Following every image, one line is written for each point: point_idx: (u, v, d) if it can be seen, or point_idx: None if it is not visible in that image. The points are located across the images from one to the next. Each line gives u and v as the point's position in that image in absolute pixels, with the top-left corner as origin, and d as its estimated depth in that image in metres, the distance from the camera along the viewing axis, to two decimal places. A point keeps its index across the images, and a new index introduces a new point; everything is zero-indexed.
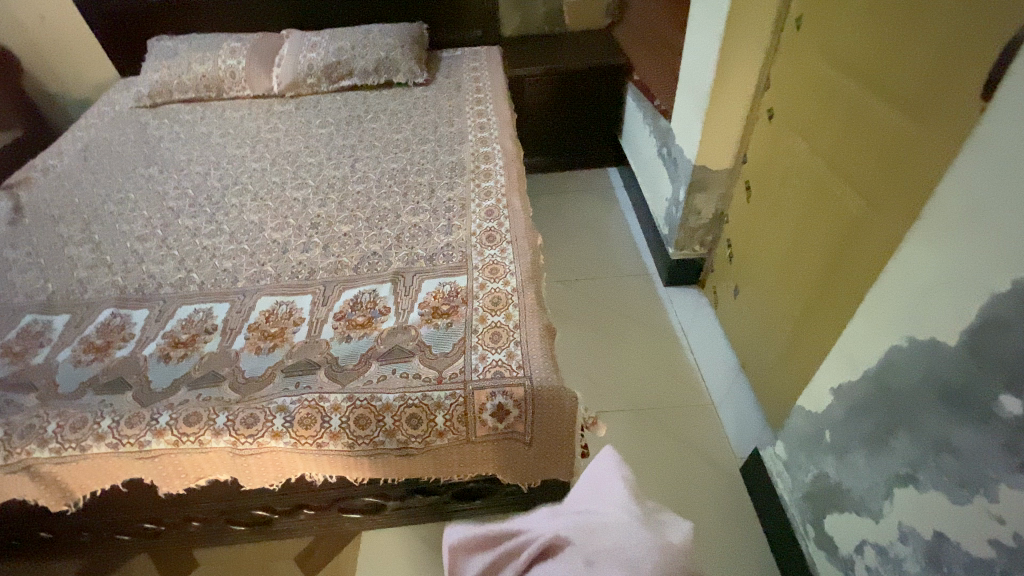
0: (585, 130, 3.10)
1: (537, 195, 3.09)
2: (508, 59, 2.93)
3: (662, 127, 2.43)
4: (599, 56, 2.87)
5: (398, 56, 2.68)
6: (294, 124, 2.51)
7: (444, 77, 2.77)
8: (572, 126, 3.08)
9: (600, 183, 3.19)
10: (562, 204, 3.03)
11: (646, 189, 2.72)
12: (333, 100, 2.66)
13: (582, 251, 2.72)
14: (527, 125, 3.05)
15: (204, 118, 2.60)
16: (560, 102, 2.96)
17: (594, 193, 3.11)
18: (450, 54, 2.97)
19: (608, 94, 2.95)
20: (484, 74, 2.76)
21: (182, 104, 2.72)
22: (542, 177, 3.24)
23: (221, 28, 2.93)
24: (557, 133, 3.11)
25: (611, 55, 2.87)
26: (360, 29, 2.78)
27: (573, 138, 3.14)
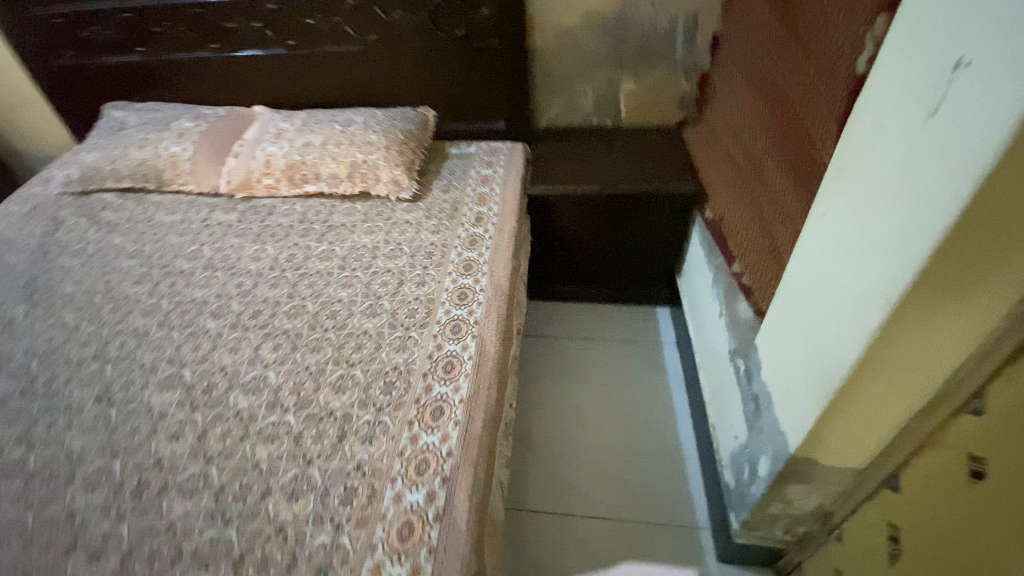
0: (632, 263, 2.28)
1: (554, 343, 2.32)
2: (535, 167, 2.18)
3: (744, 322, 1.56)
4: (661, 177, 2.05)
5: (379, 160, 1.99)
6: (224, 246, 1.86)
7: (441, 190, 2.04)
8: (614, 258, 2.27)
9: (647, 333, 2.33)
10: (587, 360, 2.24)
11: (705, 381, 1.86)
12: (290, 211, 2.00)
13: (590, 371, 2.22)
14: (553, 250, 2.28)
15: (129, 220, 2.02)
16: (599, 227, 2.16)
17: (635, 346, 2.28)
18: (460, 152, 2.25)
19: (667, 225, 2.12)
20: (495, 192, 2.01)
21: (117, 193, 2.16)
22: (569, 313, 2.44)
23: (184, 96, 2.35)
24: (592, 262, 2.31)
25: (678, 177, 2.05)
26: (341, 116, 2.12)
27: (614, 270, 2.32)
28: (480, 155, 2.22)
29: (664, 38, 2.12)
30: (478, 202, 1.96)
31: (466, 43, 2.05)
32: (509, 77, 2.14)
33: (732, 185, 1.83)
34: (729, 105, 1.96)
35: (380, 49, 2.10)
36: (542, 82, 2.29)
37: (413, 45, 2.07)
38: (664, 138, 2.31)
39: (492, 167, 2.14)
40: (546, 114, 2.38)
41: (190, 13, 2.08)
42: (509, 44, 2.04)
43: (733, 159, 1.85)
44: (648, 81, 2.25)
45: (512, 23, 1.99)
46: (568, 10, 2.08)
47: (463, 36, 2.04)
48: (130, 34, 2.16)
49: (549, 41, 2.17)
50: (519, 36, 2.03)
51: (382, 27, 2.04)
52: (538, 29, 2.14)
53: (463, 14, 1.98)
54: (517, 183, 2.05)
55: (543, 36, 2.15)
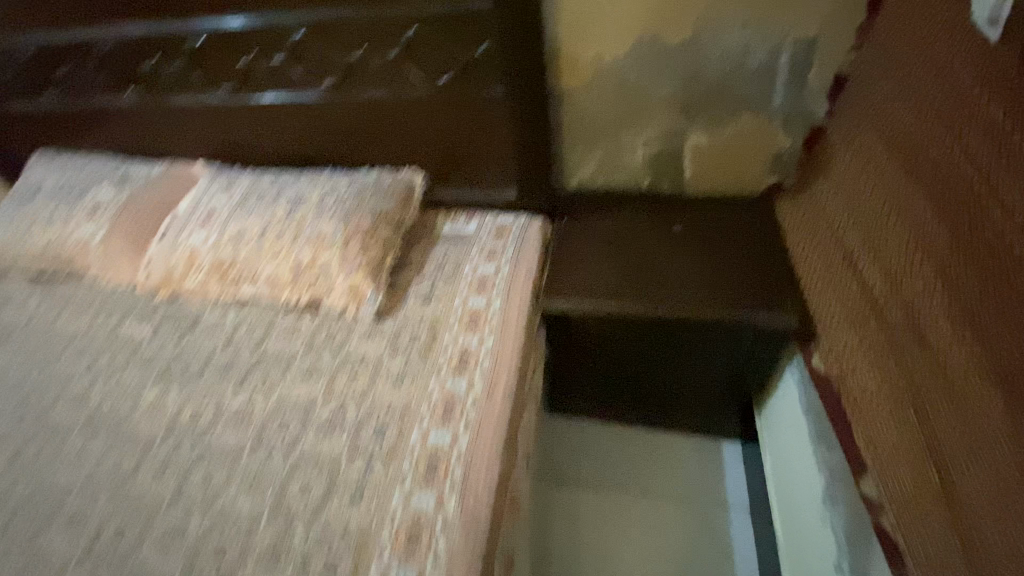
0: (687, 389, 1.65)
1: (577, 484, 1.75)
2: (559, 261, 1.55)
3: None
4: (744, 300, 1.40)
5: (330, 262, 1.43)
6: (119, 389, 1.37)
7: (419, 300, 1.45)
8: (663, 384, 1.64)
9: (711, 481, 1.73)
10: (622, 518, 1.67)
11: None
12: (216, 325, 1.47)
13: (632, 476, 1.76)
14: (580, 369, 1.67)
15: (24, 327, 1.57)
16: (644, 351, 1.53)
17: (690, 502, 1.69)
18: (454, 233, 1.65)
19: (751, 359, 1.50)
20: (494, 310, 1.40)
21: (22, 280, 1.70)
22: (603, 437, 1.86)
23: (114, 148, 1.85)
24: (632, 387, 1.68)
25: (769, 300, 1.39)
26: (294, 188, 1.56)
27: (661, 396, 1.69)
28: (483, 241, 1.62)
29: (755, 76, 1.43)
30: (466, 328, 1.36)
31: (459, 93, 1.42)
32: (522, 134, 1.51)
33: (865, 337, 1.16)
34: (858, 195, 1.26)
35: (342, 99, 1.51)
36: (572, 132, 1.64)
37: (387, 94, 1.47)
38: (746, 217, 1.62)
39: (494, 264, 1.53)
40: (578, 172, 1.74)
41: (103, 50, 1.58)
42: (523, 97, 1.41)
43: (867, 292, 1.18)
44: (726, 134, 1.57)
45: (525, 67, 1.34)
46: (612, 38, 1.41)
47: (454, 84, 1.41)
48: (38, 76, 1.69)
49: (583, 81, 1.51)
50: (537, 84, 1.39)
51: (341, 71, 1.44)
52: (566, 66, 1.48)
53: (453, 54, 1.36)
54: (529, 295, 1.44)
55: (574, 73, 1.50)
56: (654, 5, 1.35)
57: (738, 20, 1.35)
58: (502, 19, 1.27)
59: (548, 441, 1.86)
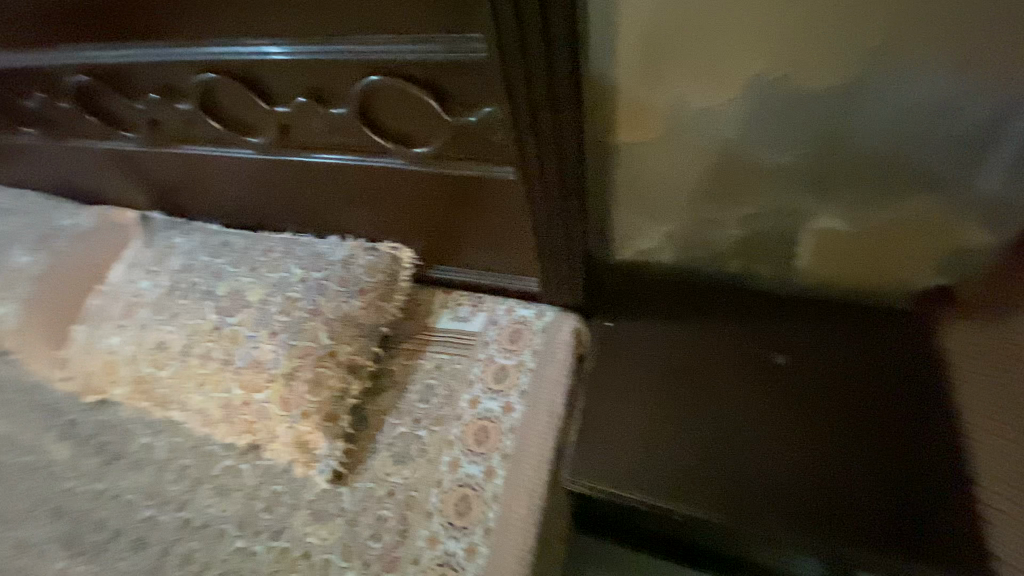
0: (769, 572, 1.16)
1: None
2: (594, 406, 1.05)
3: None
4: (890, 534, 0.87)
5: (268, 403, 1.02)
6: (26, 547, 1.06)
7: (390, 458, 1.04)
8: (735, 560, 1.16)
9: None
10: None
11: None
12: (143, 459, 1.14)
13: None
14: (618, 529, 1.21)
15: None
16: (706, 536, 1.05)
17: None
18: (451, 333, 1.19)
19: None
20: (492, 495, 0.97)
21: None
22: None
23: (45, 184, 1.47)
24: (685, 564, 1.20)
25: (937, 544, 0.86)
26: (233, 272, 1.14)
27: None
28: (489, 351, 1.15)
29: (943, 142, 0.86)
30: (450, 526, 0.94)
31: (449, 169, 0.89)
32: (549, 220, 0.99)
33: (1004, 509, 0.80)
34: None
35: (283, 164, 1.01)
36: (630, 198, 1.08)
37: (345, 163, 0.96)
38: (893, 354, 1.04)
39: (501, 399, 1.08)
40: (635, 244, 1.17)
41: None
42: (551, 183, 0.85)
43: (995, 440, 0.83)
44: (875, 222, 0.99)
45: (550, 146, 0.79)
46: (706, 76, 0.85)
47: (443, 157, 0.88)
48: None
49: (652, 134, 0.95)
50: (575, 168, 0.83)
51: (277, 131, 0.95)
52: (628, 112, 0.92)
53: (436, 116, 0.82)
54: (545, 468, 0.99)
55: (639, 125, 0.94)
56: (787, 26, 0.78)
57: (933, 57, 0.78)
58: (512, 68, 0.71)
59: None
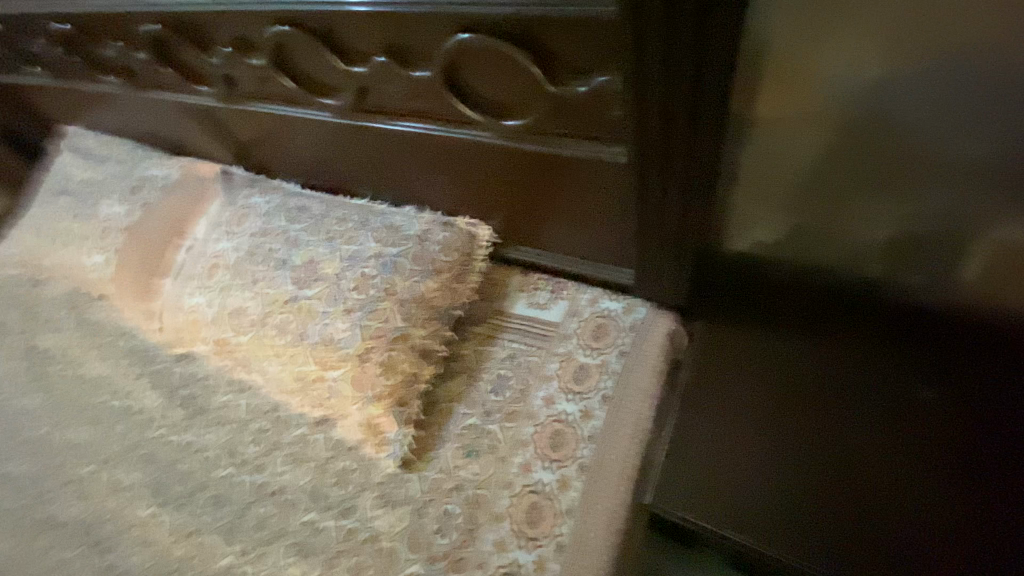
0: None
1: None
2: (685, 425, 0.93)
3: None
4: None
5: (341, 382, 0.99)
6: (121, 488, 1.15)
7: (459, 450, 0.99)
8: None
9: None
10: None
11: None
12: (224, 417, 1.17)
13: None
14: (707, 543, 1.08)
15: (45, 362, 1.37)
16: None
17: None
18: (527, 321, 1.10)
19: None
20: (566, 508, 0.89)
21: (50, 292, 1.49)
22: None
23: (135, 131, 1.48)
24: None
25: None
26: (307, 239, 1.09)
27: None
28: (569, 345, 1.05)
29: None
30: (520, 533, 0.89)
31: (545, 144, 0.78)
32: (654, 210, 0.85)
33: None
34: None
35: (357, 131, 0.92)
36: (757, 181, 0.90)
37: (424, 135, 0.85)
38: None
39: (580, 403, 0.98)
40: (753, 233, 0.98)
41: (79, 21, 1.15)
42: (671, 162, 0.73)
43: None
44: None
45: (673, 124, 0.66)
46: (890, 31, 0.67)
47: (541, 132, 0.77)
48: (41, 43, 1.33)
49: (799, 106, 0.78)
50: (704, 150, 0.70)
51: (354, 95, 0.85)
52: (775, 78, 0.75)
53: (540, 84, 0.70)
54: (625, 486, 0.90)
55: (784, 95, 0.77)
56: None
57: None
58: (653, 30, 0.58)
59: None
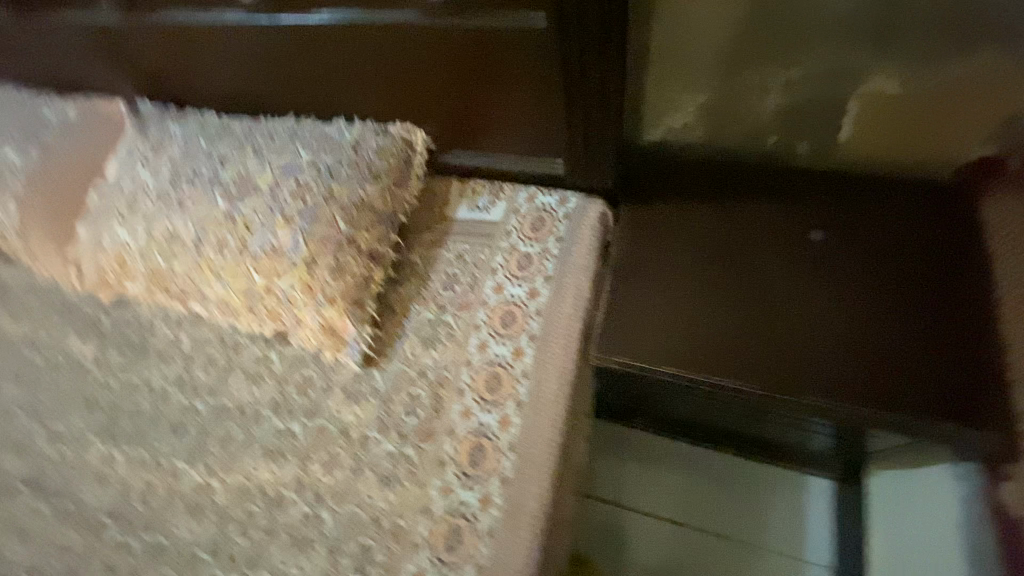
0: (802, 437, 1.20)
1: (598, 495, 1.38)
2: (619, 295, 1.04)
3: None
4: (920, 403, 0.90)
5: (292, 290, 1.00)
6: (62, 438, 1.10)
7: (417, 342, 1.04)
8: (758, 431, 1.24)
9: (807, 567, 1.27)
10: (646, 535, 1.33)
11: None
12: (168, 353, 1.14)
13: (719, 554, 1.30)
14: (643, 403, 1.26)
15: None
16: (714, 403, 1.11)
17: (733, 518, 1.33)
18: (470, 224, 1.15)
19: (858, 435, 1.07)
20: (522, 373, 0.98)
21: None
22: (676, 477, 1.38)
23: (18, 73, 1.35)
24: (689, 427, 1.34)
25: (966, 406, 0.89)
26: (235, 156, 1.08)
27: (723, 437, 1.34)
28: (511, 240, 1.12)
29: None
30: (482, 401, 0.97)
31: (483, 21, 0.92)
32: (574, 78, 0.94)
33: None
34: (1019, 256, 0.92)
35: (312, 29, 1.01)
36: (663, 65, 1.01)
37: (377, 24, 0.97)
38: (926, 224, 1.02)
39: (526, 286, 1.06)
40: (664, 120, 1.10)
41: None
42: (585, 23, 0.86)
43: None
44: (926, 84, 0.93)
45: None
46: None
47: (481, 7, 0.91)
48: None
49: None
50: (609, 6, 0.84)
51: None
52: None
53: None
54: (573, 348, 1.00)
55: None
56: None
57: None
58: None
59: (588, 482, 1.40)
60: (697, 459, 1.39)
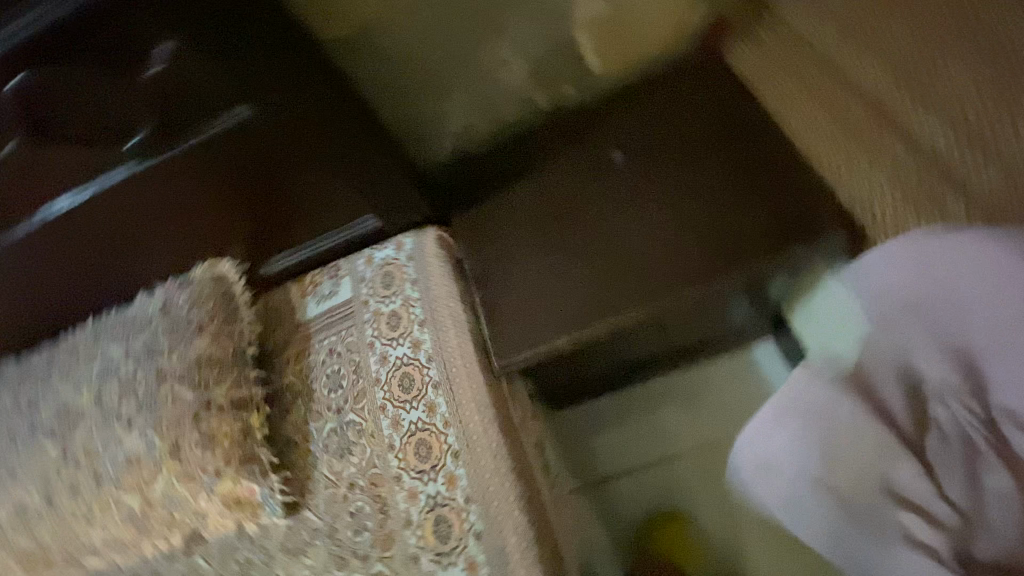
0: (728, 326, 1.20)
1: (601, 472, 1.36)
2: (492, 298, 1.03)
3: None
4: (777, 233, 0.92)
5: (175, 488, 0.90)
6: None
7: (333, 457, 0.97)
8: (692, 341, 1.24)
9: None
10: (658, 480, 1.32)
11: None
12: None
13: (720, 464, 1.30)
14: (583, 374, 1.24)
15: None
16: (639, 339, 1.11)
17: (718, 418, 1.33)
18: (325, 315, 1.08)
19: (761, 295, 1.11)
20: (443, 424, 0.94)
21: None
22: (651, 419, 1.36)
23: None
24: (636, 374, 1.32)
25: (813, 214, 0.91)
26: (46, 391, 0.97)
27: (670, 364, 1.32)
28: (370, 307, 1.06)
29: None
30: (421, 473, 0.91)
31: (197, 128, 0.81)
32: (310, 140, 0.87)
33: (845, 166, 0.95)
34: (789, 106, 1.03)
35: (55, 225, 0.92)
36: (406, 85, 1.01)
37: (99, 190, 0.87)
38: (702, 90, 1.07)
39: (407, 341, 1.02)
40: (446, 129, 1.12)
41: None
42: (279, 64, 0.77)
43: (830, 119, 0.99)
44: None
45: (239, 66, 0.75)
46: None
47: (181, 127, 0.81)
48: None
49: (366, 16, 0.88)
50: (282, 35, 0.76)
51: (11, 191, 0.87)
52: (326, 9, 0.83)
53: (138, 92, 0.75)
54: (477, 372, 0.97)
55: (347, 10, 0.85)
56: None
57: None
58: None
59: (585, 471, 1.37)
60: (663, 390, 1.38)
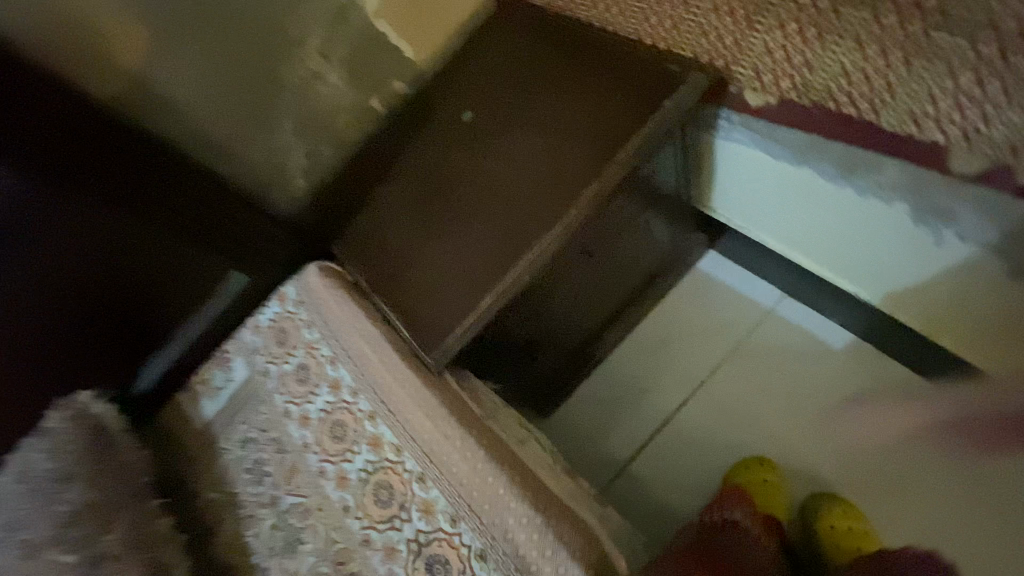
0: (660, 235, 1.10)
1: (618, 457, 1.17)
2: (396, 303, 0.89)
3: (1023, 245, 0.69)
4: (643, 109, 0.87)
5: None
6: None
7: (286, 558, 0.77)
8: (640, 271, 1.13)
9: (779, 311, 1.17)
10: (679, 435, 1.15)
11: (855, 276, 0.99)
12: None
13: (730, 388, 1.15)
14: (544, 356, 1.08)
15: None
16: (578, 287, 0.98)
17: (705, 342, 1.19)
18: (227, 406, 0.91)
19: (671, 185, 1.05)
20: (394, 453, 0.77)
21: None
22: (641, 375, 1.21)
23: None
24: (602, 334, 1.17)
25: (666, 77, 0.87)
26: None
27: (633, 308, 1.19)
28: (272, 373, 0.90)
29: None
30: (389, 521, 0.73)
31: None
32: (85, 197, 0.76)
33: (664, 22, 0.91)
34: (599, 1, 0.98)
35: None
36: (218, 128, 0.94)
37: None
38: (517, 24, 1.05)
39: (324, 387, 0.85)
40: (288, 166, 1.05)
41: None
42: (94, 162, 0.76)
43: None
44: None
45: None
46: None
47: None
48: None
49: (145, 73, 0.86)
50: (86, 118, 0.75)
51: None
52: (104, 65, 0.82)
53: None
54: (409, 380, 0.81)
55: (116, 70, 0.83)
56: None
57: None
58: None
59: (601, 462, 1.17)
60: (638, 342, 1.23)
